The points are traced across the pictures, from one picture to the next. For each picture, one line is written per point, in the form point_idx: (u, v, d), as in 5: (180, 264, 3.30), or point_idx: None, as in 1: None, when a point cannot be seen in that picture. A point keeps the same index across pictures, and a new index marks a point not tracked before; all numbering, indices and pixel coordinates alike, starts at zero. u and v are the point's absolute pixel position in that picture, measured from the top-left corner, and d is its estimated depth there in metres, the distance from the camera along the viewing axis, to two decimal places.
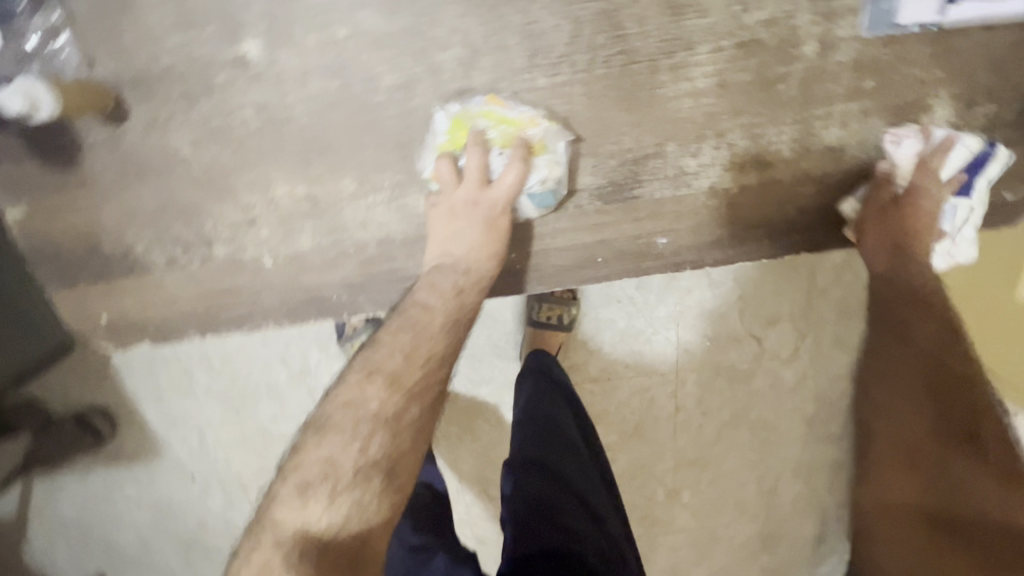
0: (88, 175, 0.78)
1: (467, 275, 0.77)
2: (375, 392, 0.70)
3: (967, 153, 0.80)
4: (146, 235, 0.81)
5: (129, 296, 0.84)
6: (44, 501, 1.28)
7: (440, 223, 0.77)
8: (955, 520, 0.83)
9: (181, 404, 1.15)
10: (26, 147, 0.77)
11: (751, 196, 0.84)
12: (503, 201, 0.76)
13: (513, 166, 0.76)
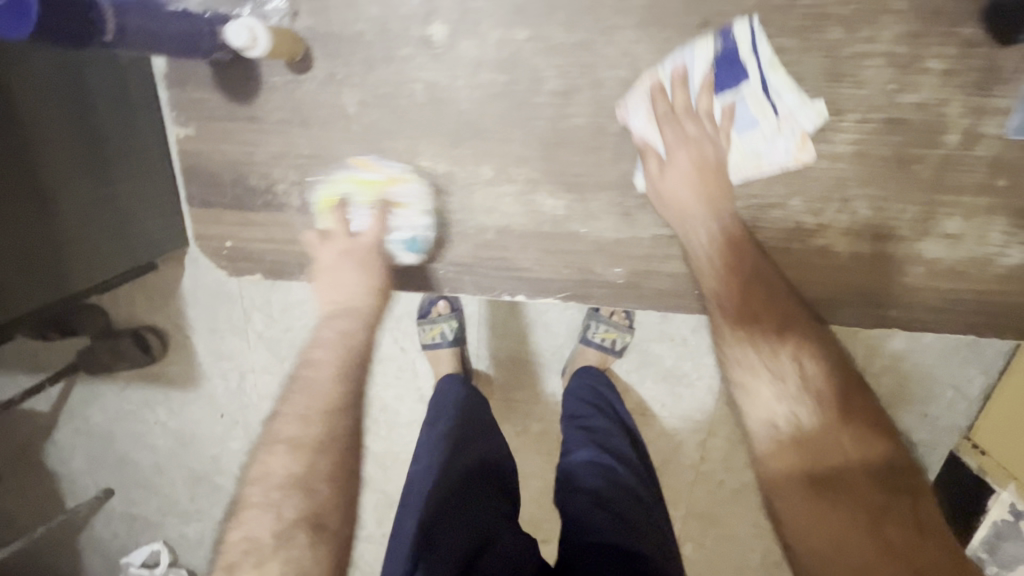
0: (256, 110, 0.83)
1: (350, 318, 0.76)
2: (281, 460, 0.66)
3: (704, 72, 0.77)
4: (291, 176, 0.86)
5: (247, 230, 0.89)
6: (79, 402, 1.32)
7: (326, 276, 0.80)
8: (833, 477, 0.65)
9: (232, 342, 1.20)
10: (214, 76, 0.82)
11: (850, 265, 0.82)
12: (371, 244, 0.81)
13: (385, 226, 0.83)
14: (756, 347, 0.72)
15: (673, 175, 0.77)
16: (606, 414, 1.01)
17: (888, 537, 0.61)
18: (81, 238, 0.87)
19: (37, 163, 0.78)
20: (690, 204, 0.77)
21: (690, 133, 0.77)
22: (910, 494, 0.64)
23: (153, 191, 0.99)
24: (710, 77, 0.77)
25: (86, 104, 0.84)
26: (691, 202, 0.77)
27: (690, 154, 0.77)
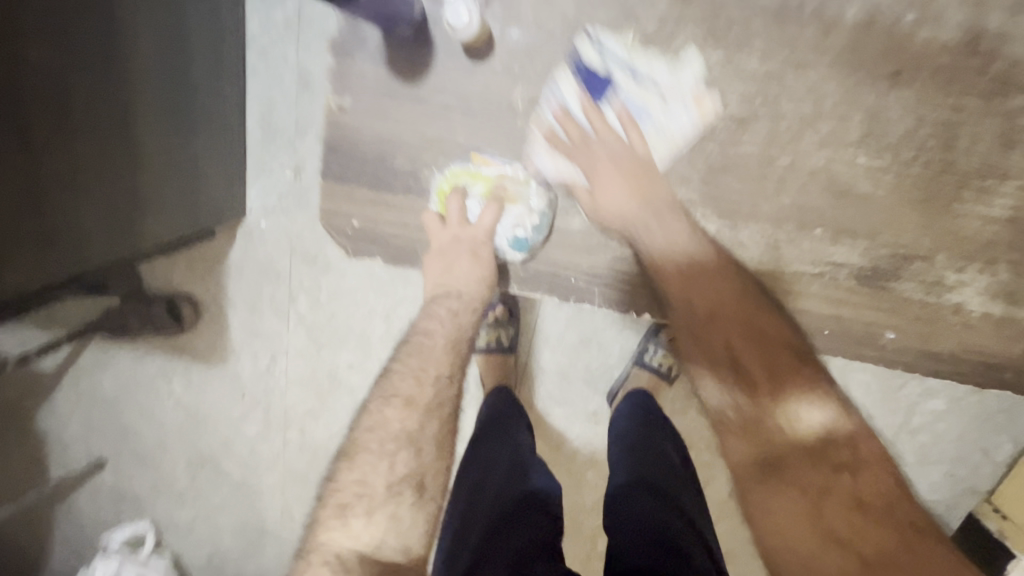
0: (424, 92, 0.87)
1: (460, 302, 0.85)
2: (395, 413, 0.78)
3: (581, 98, 0.85)
4: (440, 161, 0.89)
5: (379, 208, 0.92)
6: (88, 364, 1.24)
7: (435, 262, 0.88)
8: (774, 462, 0.85)
9: (270, 322, 1.15)
10: (398, 52, 0.86)
11: (981, 326, 0.87)
12: (483, 236, 0.87)
13: (496, 218, 0.87)
14: (708, 357, 0.89)
15: (607, 195, 0.86)
16: (665, 444, 0.97)
17: (834, 529, 0.78)
18: (156, 194, 0.83)
19: (135, 111, 0.74)
20: (629, 211, 0.85)
21: (596, 150, 0.86)
22: (850, 470, 0.83)
23: (225, 155, 0.95)
24: (590, 98, 0.85)
25: (183, 53, 0.79)
26: (629, 207, 0.85)
27: (608, 166, 0.85)
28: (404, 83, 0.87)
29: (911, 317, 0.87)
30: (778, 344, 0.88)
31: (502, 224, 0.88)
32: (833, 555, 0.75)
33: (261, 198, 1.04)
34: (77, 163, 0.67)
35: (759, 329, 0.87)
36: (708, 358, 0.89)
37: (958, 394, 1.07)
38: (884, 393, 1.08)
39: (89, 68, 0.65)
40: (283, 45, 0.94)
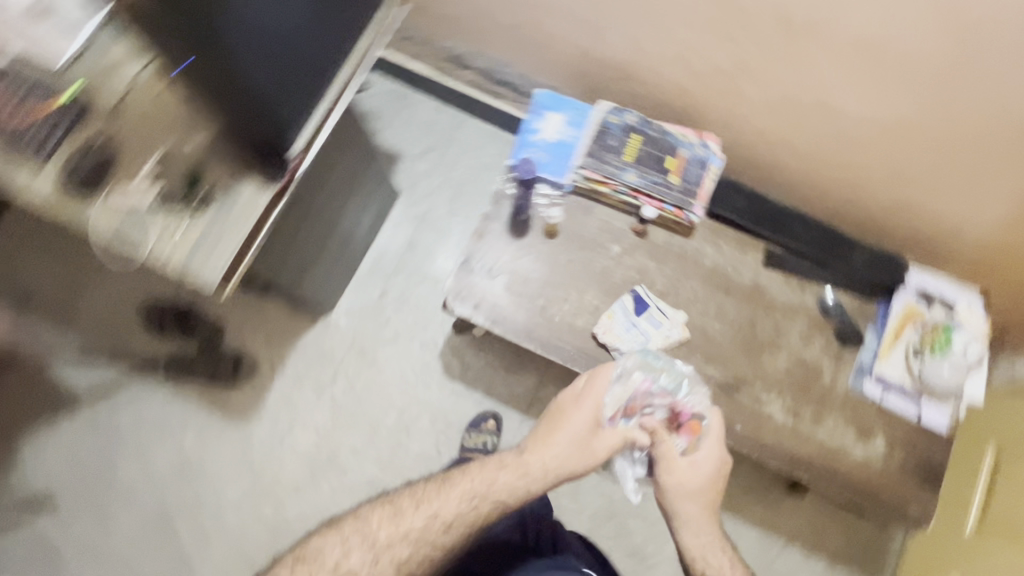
0: (527, 230, 1.12)
1: (541, 470, 0.88)
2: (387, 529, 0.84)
3: (616, 338, 1.07)
4: (530, 261, 1.11)
5: (473, 290, 1.10)
6: (122, 397, 1.42)
7: (547, 429, 0.93)
8: None
9: (306, 395, 1.44)
10: (511, 212, 1.13)
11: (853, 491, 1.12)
12: (592, 413, 0.92)
13: (627, 393, 0.96)
14: None
15: (683, 464, 0.92)
16: None
17: None
18: (316, 269, 1.31)
19: (337, 223, 1.29)
20: (699, 484, 0.90)
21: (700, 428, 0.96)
22: None
23: (348, 267, 1.47)
24: (622, 333, 1.07)
25: (365, 206, 1.40)
26: (699, 483, 0.91)
27: (712, 460, 0.92)
28: (514, 235, 1.12)
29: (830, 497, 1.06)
30: None
31: (656, 388, 0.99)
32: None
33: (349, 303, 1.50)
34: (305, 232, 1.17)
35: None
36: None
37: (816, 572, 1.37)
38: (765, 562, 1.37)
39: (338, 193, 1.22)
40: (410, 222, 1.56)
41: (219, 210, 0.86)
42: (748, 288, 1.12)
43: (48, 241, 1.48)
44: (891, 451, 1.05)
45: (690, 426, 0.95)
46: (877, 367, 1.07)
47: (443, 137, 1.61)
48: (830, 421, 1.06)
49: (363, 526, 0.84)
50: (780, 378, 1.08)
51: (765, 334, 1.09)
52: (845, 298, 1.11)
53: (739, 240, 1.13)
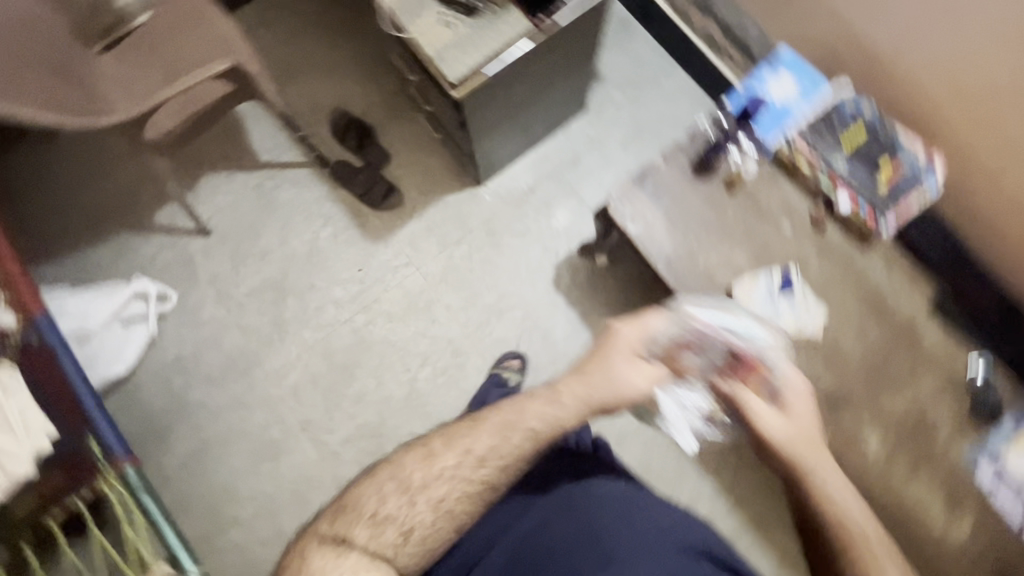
0: (709, 174, 1.14)
1: (591, 392, 0.84)
2: (420, 461, 0.80)
3: (747, 294, 1.08)
4: (700, 202, 1.13)
5: (636, 204, 1.13)
6: (290, 176, 1.61)
7: (597, 363, 0.87)
8: None
9: (430, 245, 1.56)
10: (702, 151, 1.14)
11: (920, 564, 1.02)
12: (637, 347, 0.89)
13: (681, 330, 0.95)
14: None
15: (772, 415, 0.83)
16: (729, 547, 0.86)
17: None
18: (499, 137, 1.40)
19: (534, 105, 1.37)
20: (803, 445, 0.80)
21: (766, 370, 0.89)
22: None
23: (514, 153, 1.56)
24: (757, 291, 1.08)
25: (558, 104, 1.47)
26: (801, 446, 0.80)
27: (803, 404, 0.85)
28: (694, 173, 1.14)
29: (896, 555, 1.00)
30: None
31: (717, 330, 0.98)
32: None
33: (499, 186, 1.59)
34: (515, 90, 1.24)
35: None
36: None
37: None
38: None
39: (552, 76, 1.30)
40: (581, 139, 1.61)
41: (481, 23, 0.98)
42: (901, 322, 1.07)
43: (287, 27, 1.68)
44: (971, 538, 0.99)
45: (758, 367, 0.90)
46: (1001, 457, 1.01)
47: (648, 77, 1.63)
48: (922, 481, 1.01)
49: (396, 471, 0.79)
50: (892, 417, 1.04)
51: (896, 371, 1.05)
52: (997, 378, 1.04)
53: (911, 274, 1.09)
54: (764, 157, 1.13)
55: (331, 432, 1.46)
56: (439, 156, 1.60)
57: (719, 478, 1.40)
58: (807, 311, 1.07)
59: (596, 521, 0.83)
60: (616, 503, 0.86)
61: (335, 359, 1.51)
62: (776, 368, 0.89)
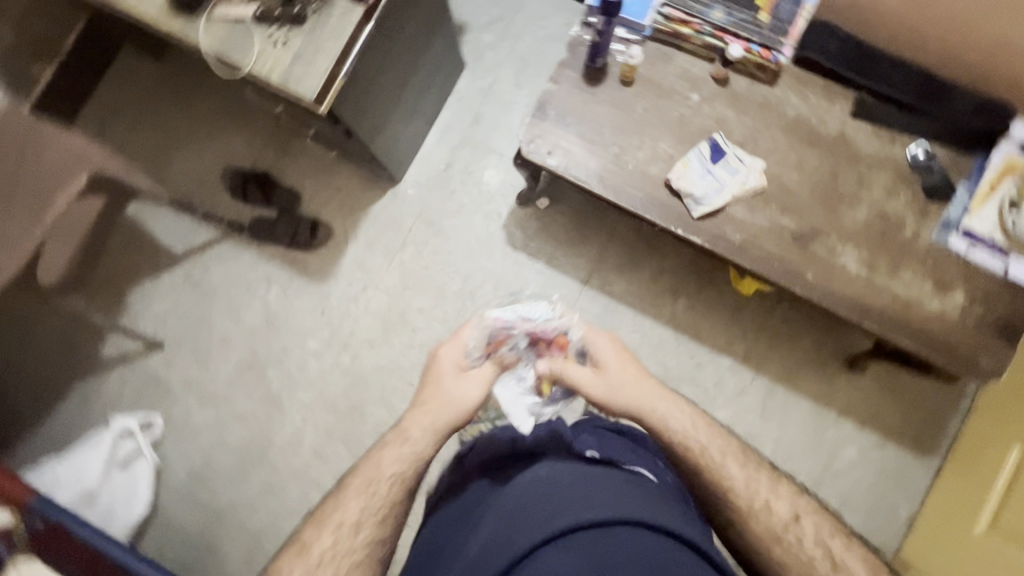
0: (603, 77, 1.11)
1: (431, 420, 0.85)
2: (322, 542, 0.76)
3: (682, 172, 1.07)
4: (605, 108, 1.10)
5: (547, 137, 1.10)
6: (211, 256, 1.54)
7: (428, 392, 0.88)
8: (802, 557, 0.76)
9: (377, 260, 1.52)
10: (587, 58, 1.11)
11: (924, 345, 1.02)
12: (455, 364, 0.91)
13: (486, 331, 0.98)
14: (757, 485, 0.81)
15: (594, 378, 0.92)
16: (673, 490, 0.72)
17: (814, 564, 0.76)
18: (392, 128, 1.34)
19: (411, 81, 1.31)
20: (629, 382, 0.90)
21: (574, 340, 0.99)
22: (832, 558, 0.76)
23: (415, 137, 1.50)
24: (692, 164, 1.07)
25: (435, 73, 1.42)
26: (629, 381, 0.91)
27: (615, 346, 0.95)
28: (589, 84, 1.11)
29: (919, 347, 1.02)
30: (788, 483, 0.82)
31: (518, 321, 1.01)
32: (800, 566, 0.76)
33: (416, 174, 1.55)
34: (387, 76, 1.17)
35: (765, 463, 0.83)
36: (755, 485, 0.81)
37: (866, 446, 1.40)
38: (814, 433, 1.41)
39: (416, 45, 1.23)
40: (474, 95, 1.56)
41: (312, 27, 0.89)
42: (833, 138, 1.07)
43: (135, 110, 1.57)
44: (969, 305, 1.02)
45: (561, 342, 0.99)
46: (964, 220, 1.03)
47: (511, 6, 1.57)
48: (907, 274, 1.04)
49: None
50: (859, 230, 1.05)
51: (846, 185, 1.06)
52: (938, 152, 1.06)
53: (825, 89, 1.09)
54: (645, 37, 1.10)
55: None
56: (345, 173, 1.54)
57: (731, 353, 1.44)
58: (743, 165, 1.07)
59: (516, 515, 0.59)
60: (550, 488, 0.63)
61: (339, 406, 1.49)
62: (578, 334, 0.99)
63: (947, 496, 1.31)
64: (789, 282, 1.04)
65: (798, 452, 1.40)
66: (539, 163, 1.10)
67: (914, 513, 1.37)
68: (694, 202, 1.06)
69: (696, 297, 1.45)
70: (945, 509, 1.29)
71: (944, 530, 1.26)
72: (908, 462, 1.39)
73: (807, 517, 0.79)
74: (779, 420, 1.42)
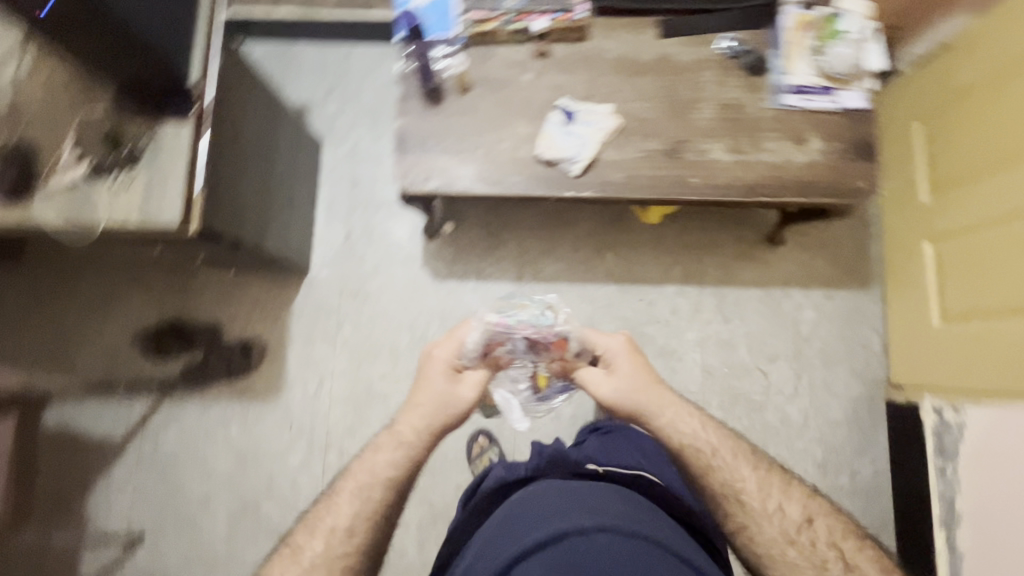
0: (441, 92, 1.17)
1: (426, 422, 0.91)
2: (315, 545, 0.81)
3: (547, 144, 1.14)
4: (456, 119, 1.16)
5: (418, 167, 1.15)
6: (155, 424, 1.46)
7: (421, 393, 0.94)
8: (804, 548, 0.82)
9: (320, 350, 1.51)
10: (418, 84, 1.17)
11: (808, 192, 1.13)
12: (448, 366, 0.97)
13: (486, 335, 1.03)
14: (770, 489, 0.87)
15: (601, 380, 1.00)
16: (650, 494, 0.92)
17: (823, 562, 0.80)
18: (275, 223, 1.34)
19: (273, 171, 1.32)
20: (638, 387, 0.97)
21: (573, 341, 1.06)
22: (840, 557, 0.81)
23: (304, 222, 1.51)
24: (553, 133, 1.14)
25: (294, 160, 1.44)
26: (638, 386, 0.97)
27: (622, 353, 1.01)
28: (432, 105, 1.17)
29: (809, 196, 1.13)
30: (792, 487, 0.88)
31: (515, 324, 1.06)
32: (809, 567, 0.80)
33: (321, 256, 1.55)
34: (250, 179, 1.18)
35: (772, 467, 0.90)
36: (768, 489, 0.87)
37: (819, 303, 1.51)
38: (773, 312, 1.50)
39: (262, 141, 1.25)
40: (342, 163, 1.59)
41: (149, 159, 0.89)
42: (655, 61, 1.18)
43: None
44: (827, 146, 1.14)
45: (558, 347, 1.06)
46: (790, 80, 1.15)
47: (339, 73, 1.63)
48: (769, 143, 1.15)
49: None
50: (713, 125, 1.16)
51: (685, 94, 1.17)
52: (742, 35, 1.19)
53: (629, 25, 1.20)
54: (461, 45, 1.17)
55: (403, 554, 1.40)
56: (253, 285, 1.52)
57: (671, 280, 1.52)
58: (597, 116, 1.15)
59: (529, 519, 0.73)
60: (559, 497, 0.77)
61: None
62: (574, 342, 1.06)
63: (902, 325, 1.43)
64: (680, 193, 1.13)
65: (767, 336, 1.49)
66: (423, 191, 1.14)
67: (885, 339, 1.48)
68: (569, 163, 1.13)
69: (620, 246, 1.53)
70: (916, 346, 1.37)
71: (925, 353, 1.35)
72: (859, 299, 1.50)
73: (819, 520, 0.84)
74: (740, 317, 1.50)
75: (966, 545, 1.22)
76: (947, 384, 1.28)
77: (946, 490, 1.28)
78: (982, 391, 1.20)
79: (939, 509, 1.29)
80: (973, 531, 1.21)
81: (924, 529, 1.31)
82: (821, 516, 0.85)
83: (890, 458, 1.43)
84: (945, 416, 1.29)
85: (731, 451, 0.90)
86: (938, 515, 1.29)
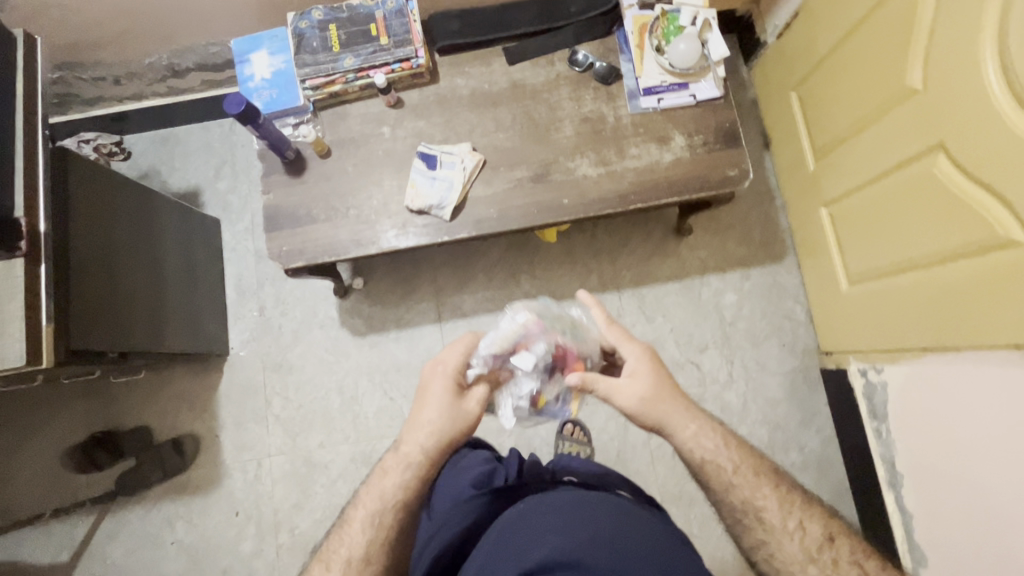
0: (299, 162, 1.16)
1: (433, 435, 0.87)
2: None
3: (412, 193, 1.13)
4: (320, 186, 1.15)
5: (291, 241, 1.13)
6: (101, 540, 1.43)
7: (426, 406, 0.89)
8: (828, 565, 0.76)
9: (254, 430, 1.48)
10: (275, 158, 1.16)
11: (681, 190, 1.12)
12: (451, 376, 0.91)
13: (519, 331, 0.96)
14: (791, 507, 0.81)
15: (625, 386, 0.90)
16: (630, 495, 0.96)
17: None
18: (177, 318, 1.32)
19: (163, 265, 1.30)
20: (650, 398, 0.89)
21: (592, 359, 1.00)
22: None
23: (213, 305, 1.49)
24: (417, 180, 1.13)
25: (191, 247, 1.43)
26: (649, 397, 0.89)
27: (637, 358, 0.93)
28: (296, 175, 1.15)
29: (686, 193, 1.12)
30: (808, 505, 0.82)
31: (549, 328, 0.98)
32: None
33: (239, 335, 1.53)
34: (127, 284, 1.16)
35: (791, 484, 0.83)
36: (789, 507, 0.81)
37: (737, 284, 1.50)
38: (694, 303, 1.50)
39: (141, 241, 1.23)
40: (247, 237, 1.58)
41: None
42: (508, 89, 1.18)
43: None
44: (690, 140, 1.14)
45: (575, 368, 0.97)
46: (641, 83, 1.16)
47: (226, 149, 1.61)
48: (632, 148, 1.14)
49: None
50: (575, 142, 1.15)
51: (542, 117, 1.16)
52: (588, 47, 1.19)
53: (476, 59, 1.19)
54: (312, 113, 1.17)
55: None
56: (176, 379, 1.50)
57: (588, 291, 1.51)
58: (456, 155, 1.13)
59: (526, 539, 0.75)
60: (560, 514, 0.77)
61: None
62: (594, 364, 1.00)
63: (819, 296, 1.42)
64: (554, 216, 1.12)
65: (694, 327, 1.49)
66: (300, 264, 1.13)
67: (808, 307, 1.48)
68: (438, 209, 1.12)
69: (532, 268, 1.52)
70: (840, 313, 1.34)
71: (849, 315, 1.31)
72: (775, 272, 1.50)
73: (842, 540, 0.78)
74: (663, 314, 1.49)
75: (912, 504, 1.21)
76: (868, 344, 1.27)
77: (885, 449, 1.28)
78: (894, 349, 1.21)
79: (884, 470, 1.28)
80: (915, 489, 1.20)
81: (877, 491, 1.30)
82: (845, 536, 0.78)
83: (834, 425, 1.42)
84: (870, 377, 1.29)
85: (753, 470, 0.84)
86: (884, 476, 1.28)
